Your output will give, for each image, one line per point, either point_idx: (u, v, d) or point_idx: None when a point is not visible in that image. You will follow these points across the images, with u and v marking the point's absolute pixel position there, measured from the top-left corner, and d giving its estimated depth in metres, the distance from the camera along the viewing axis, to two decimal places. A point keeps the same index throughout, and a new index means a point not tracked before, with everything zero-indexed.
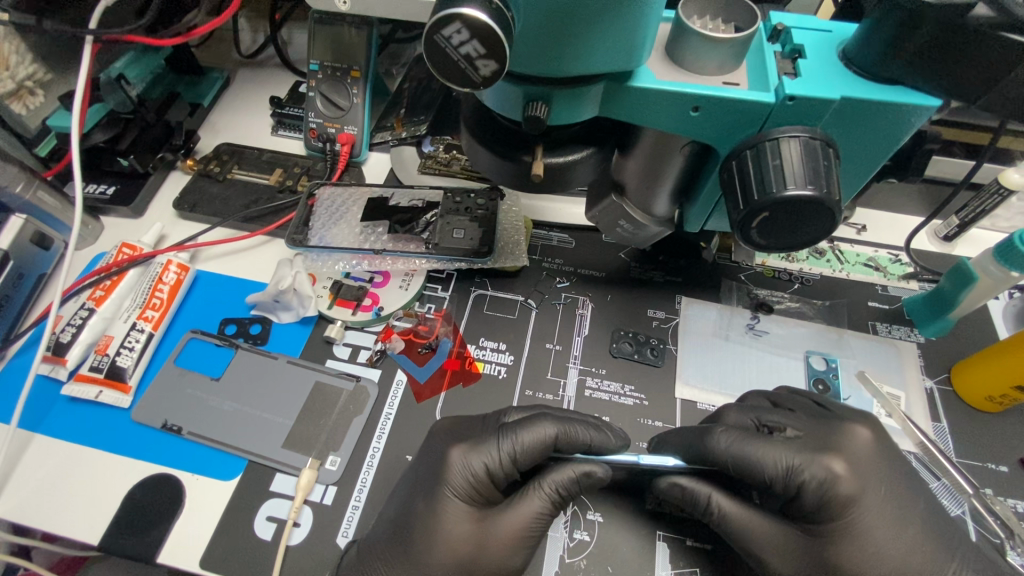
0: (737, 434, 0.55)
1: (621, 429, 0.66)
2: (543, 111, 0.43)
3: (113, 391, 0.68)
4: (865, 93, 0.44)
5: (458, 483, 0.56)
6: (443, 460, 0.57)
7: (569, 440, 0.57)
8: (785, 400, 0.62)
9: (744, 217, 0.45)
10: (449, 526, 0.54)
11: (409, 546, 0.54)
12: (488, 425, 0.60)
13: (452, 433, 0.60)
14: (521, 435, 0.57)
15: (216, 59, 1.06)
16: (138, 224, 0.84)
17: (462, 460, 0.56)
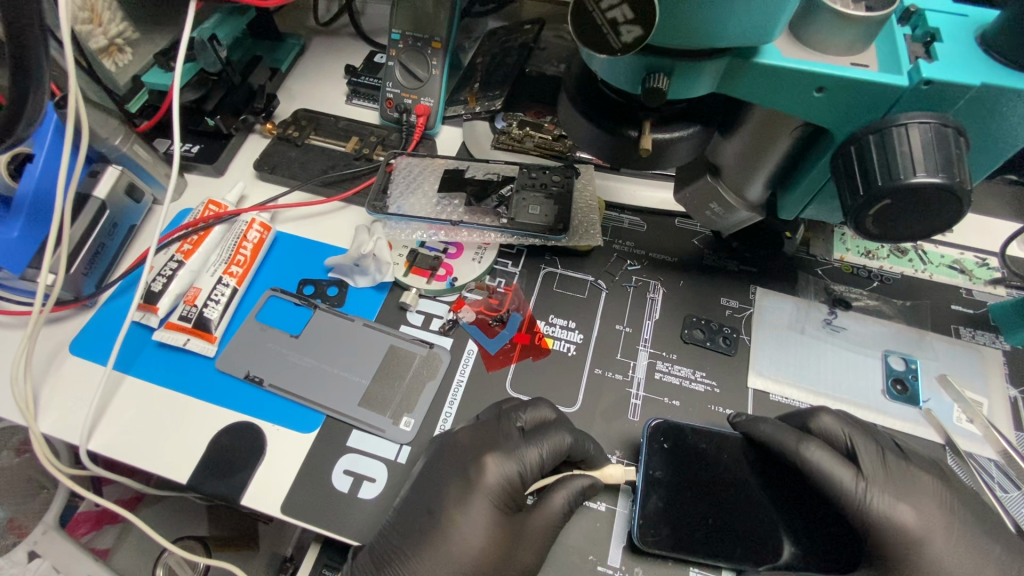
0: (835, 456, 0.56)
1: (702, 429, 0.63)
2: (665, 84, 0.43)
3: (199, 340, 0.71)
4: (1006, 80, 0.42)
5: (494, 485, 0.58)
6: (508, 446, 0.59)
7: (581, 451, 0.61)
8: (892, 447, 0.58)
9: (862, 204, 0.44)
10: (480, 527, 0.56)
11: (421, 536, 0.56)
12: (505, 422, 0.61)
13: (483, 436, 0.60)
14: (525, 418, 0.62)
15: (292, 26, 1.08)
16: (219, 183, 0.87)
17: (497, 468, 0.58)
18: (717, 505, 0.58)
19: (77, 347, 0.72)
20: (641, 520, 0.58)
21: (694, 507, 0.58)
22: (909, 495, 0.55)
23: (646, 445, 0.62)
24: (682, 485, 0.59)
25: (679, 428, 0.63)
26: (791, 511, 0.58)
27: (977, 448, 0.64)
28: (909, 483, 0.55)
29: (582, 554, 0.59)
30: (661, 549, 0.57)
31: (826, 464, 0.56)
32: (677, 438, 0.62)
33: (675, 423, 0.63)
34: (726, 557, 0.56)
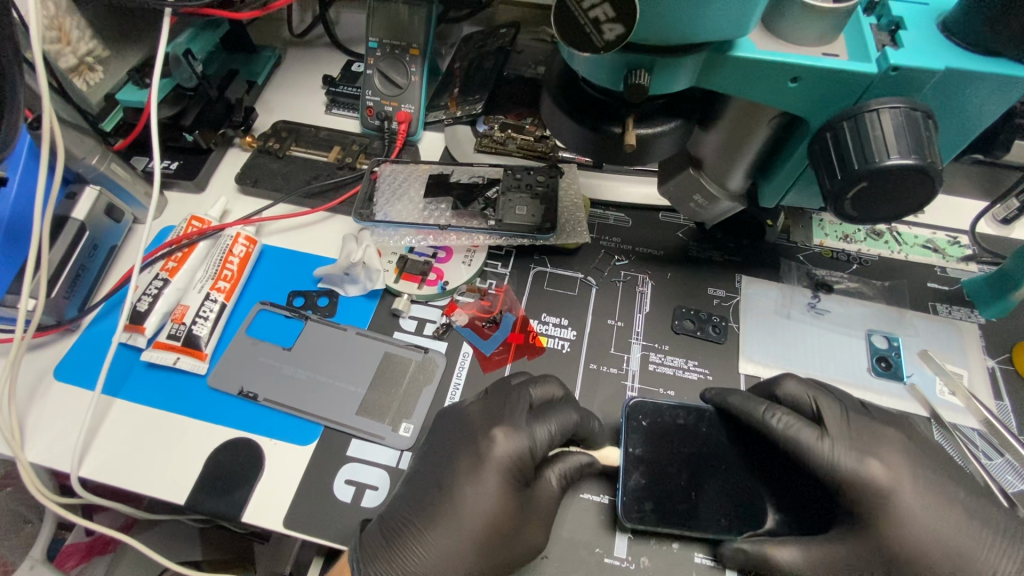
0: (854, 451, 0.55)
1: (678, 403, 0.64)
2: (646, 80, 0.44)
3: (189, 358, 0.70)
4: (968, 64, 0.44)
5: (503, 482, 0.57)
6: (519, 425, 0.59)
7: (586, 429, 0.62)
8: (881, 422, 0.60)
9: (840, 187, 0.46)
10: (482, 501, 0.56)
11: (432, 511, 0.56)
12: (516, 400, 0.61)
13: (489, 414, 0.60)
14: (535, 395, 0.62)
15: (267, 38, 1.07)
16: (201, 199, 0.86)
17: (507, 442, 0.58)
18: (698, 478, 0.60)
19: (62, 372, 0.70)
20: (625, 497, 0.59)
21: (678, 483, 0.59)
22: (878, 452, 0.56)
23: (626, 424, 0.62)
24: (665, 464, 0.60)
25: (656, 407, 0.64)
26: (766, 484, 0.60)
27: (961, 419, 0.66)
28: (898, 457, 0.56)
29: (588, 547, 0.59)
30: (647, 525, 0.57)
31: (789, 428, 0.58)
32: (655, 415, 0.63)
33: (653, 401, 0.64)
34: (711, 527, 0.57)
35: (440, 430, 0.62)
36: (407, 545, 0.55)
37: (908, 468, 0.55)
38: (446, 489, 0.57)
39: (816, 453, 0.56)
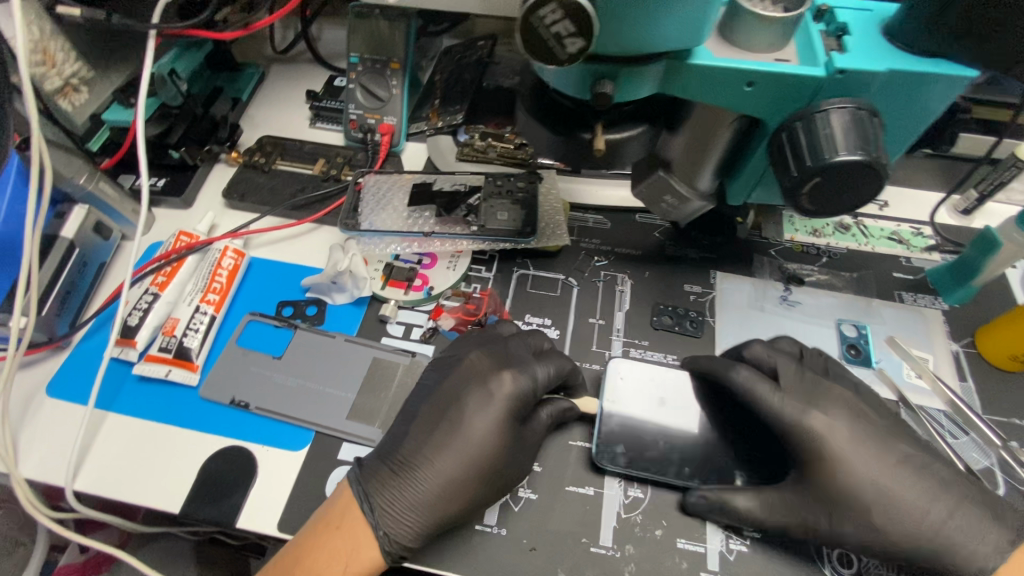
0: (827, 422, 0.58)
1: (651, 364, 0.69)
2: (610, 88, 0.47)
3: (181, 370, 0.71)
4: (908, 66, 0.47)
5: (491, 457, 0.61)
6: (519, 367, 0.64)
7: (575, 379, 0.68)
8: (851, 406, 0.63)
9: (796, 183, 0.49)
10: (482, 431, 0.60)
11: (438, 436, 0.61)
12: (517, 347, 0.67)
13: (494, 358, 0.65)
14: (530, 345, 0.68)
15: (250, 56, 1.09)
16: (189, 214, 0.87)
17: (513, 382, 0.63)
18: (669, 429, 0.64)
19: (54, 389, 0.71)
20: (600, 442, 0.64)
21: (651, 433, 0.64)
22: (821, 405, 0.59)
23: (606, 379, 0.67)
24: (640, 419, 0.65)
25: (632, 366, 0.69)
26: (727, 437, 0.64)
27: (926, 401, 0.69)
28: (860, 430, 0.58)
29: (574, 538, 0.61)
30: (617, 468, 0.63)
31: (751, 382, 0.61)
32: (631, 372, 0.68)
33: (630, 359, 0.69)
34: (676, 474, 0.62)
35: (433, 379, 0.65)
36: (413, 475, 0.59)
37: (853, 429, 0.58)
38: (452, 420, 0.61)
39: (770, 407, 0.60)
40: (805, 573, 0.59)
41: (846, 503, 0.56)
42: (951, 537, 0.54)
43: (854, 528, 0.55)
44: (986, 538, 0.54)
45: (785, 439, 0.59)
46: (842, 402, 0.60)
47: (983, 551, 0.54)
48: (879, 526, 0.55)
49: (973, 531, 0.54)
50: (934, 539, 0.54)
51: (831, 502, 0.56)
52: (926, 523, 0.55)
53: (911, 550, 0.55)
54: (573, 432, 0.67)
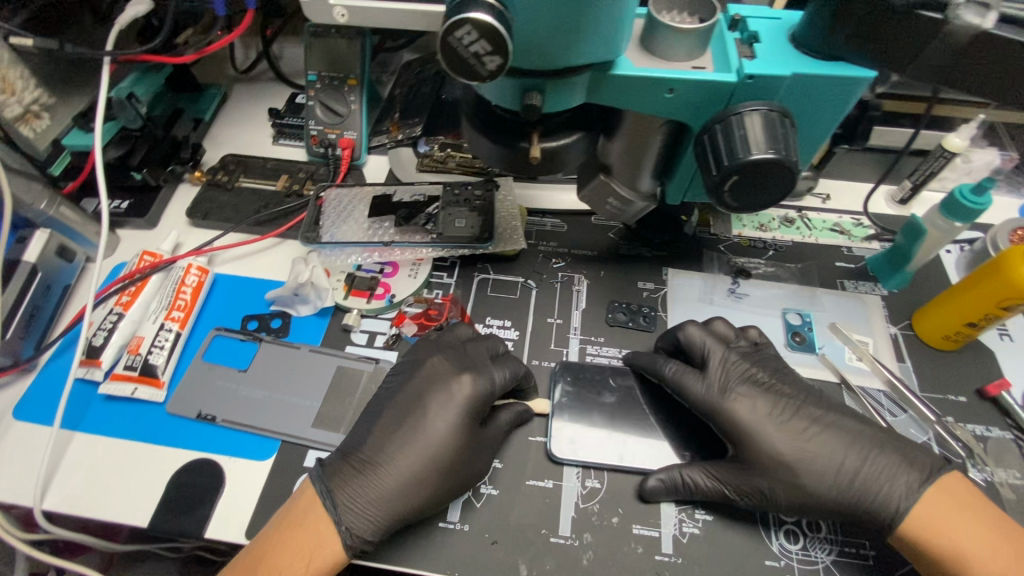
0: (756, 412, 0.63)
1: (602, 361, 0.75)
2: (538, 100, 0.51)
3: (147, 387, 0.72)
4: (812, 68, 0.51)
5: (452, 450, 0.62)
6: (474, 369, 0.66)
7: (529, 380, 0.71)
8: (793, 391, 0.66)
9: (717, 181, 0.52)
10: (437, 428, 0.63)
11: (399, 432, 0.63)
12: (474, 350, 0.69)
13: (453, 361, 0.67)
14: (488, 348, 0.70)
15: (213, 76, 1.11)
16: (153, 234, 0.89)
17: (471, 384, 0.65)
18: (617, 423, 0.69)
19: (21, 412, 0.72)
20: (554, 438, 0.68)
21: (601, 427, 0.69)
22: (741, 390, 0.65)
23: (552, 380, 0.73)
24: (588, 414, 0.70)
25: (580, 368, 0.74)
26: (667, 424, 0.70)
27: (867, 381, 0.72)
28: (783, 407, 0.64)
29: (535, 529, 0.63)
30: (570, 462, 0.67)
31: (678, 375, 0.67)
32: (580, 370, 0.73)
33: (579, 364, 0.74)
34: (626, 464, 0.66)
35: (396, 381, 0.68)
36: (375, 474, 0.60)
37: (771, 404, 0.64)
38: (411, 417, 0.64)
39: (699, 393, 0.65)
40: (754, 551, 0.62)
41: (768, 467, 0.61)
42: (868, 482, 0.59)
43: (784, 492, 0.60)
44: (900, 480, 0.59)
45: (722, 416, 0.64)
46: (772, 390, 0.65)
47: (903, 493, 0.58)
48: (806, 484, 0.60)
49: (887, 475, 0.59)
50: (855, 490, 0.59)
51: (756, 466, 0.61)
52: (843, 473, 0.60)
53: (839, 504, 0.59)
54: (532, 428, 0.70)
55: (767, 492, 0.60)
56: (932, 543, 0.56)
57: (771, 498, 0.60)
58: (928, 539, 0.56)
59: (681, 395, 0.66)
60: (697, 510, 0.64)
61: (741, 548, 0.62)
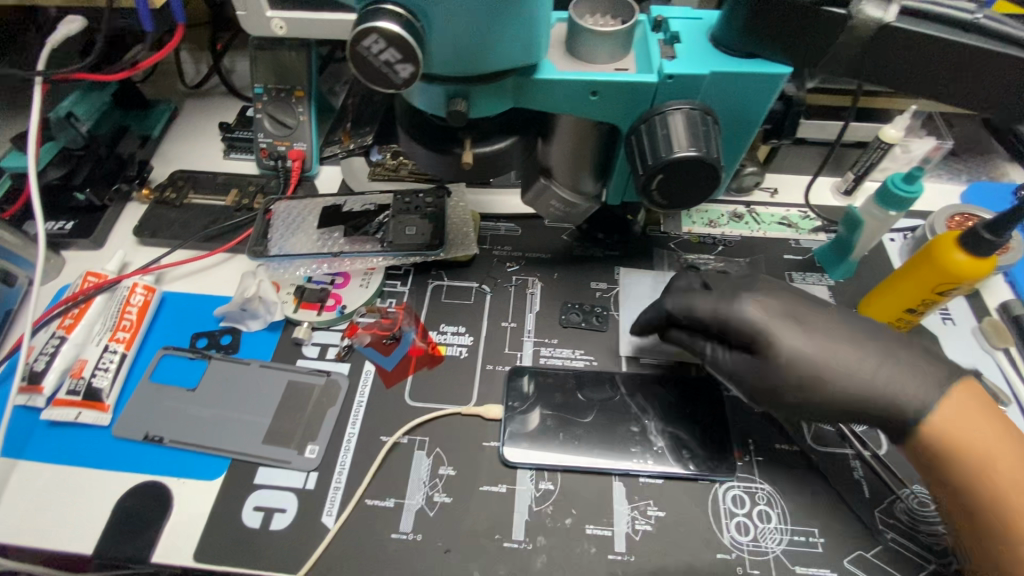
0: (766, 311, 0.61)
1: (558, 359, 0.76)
2: (463, 106, 0.50)
3: (91, 411, 0.71)
4: (729, 67, 0.52)
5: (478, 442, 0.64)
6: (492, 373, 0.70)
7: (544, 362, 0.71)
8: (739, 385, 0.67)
9: (644, 180, 0.53)
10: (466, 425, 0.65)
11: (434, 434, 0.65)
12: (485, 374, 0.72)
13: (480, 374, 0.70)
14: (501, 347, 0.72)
15: (162, 92, 1.09)
16: (99, 254, 0.87)
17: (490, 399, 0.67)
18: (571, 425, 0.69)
19: None
20: (508, 443, 0.68)
21: (555, 430, 0.69)
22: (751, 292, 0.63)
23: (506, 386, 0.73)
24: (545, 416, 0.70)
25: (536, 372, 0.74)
26: (621, 422, 0.70)
27: None
28: (801, 312, 0.61)
29: (488, 535, 0.63)
30: (526, 466, 0.67)
31: (682, 300, 0.67)
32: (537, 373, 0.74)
33: (541, 368, 0.75)
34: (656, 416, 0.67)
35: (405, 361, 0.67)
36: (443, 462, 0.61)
37: (786, 311, 0.61)
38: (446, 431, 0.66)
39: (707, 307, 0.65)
40: (705, 544, 0.62)
41: (784, 374, 0.59)
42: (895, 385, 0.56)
43: (793, 391, 0.59)
44: (920, 381, 0.56)
45: None
46: (779, 299, 0.63)
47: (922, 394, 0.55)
48: (832, 382, 0.58)
49: (906, 377, 0.56)
50: (886, 392, 0.56)
51: (773, 369, 0.60)
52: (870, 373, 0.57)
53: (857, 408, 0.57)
54: (486, 434, 0.70)
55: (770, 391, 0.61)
56: (957, 450, 0.53)
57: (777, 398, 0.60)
58: (952, 450, 0.53)
59: (692, 319, 0.66)
60: (650, 507, 0.65)
61: (692, 542, 0.63)
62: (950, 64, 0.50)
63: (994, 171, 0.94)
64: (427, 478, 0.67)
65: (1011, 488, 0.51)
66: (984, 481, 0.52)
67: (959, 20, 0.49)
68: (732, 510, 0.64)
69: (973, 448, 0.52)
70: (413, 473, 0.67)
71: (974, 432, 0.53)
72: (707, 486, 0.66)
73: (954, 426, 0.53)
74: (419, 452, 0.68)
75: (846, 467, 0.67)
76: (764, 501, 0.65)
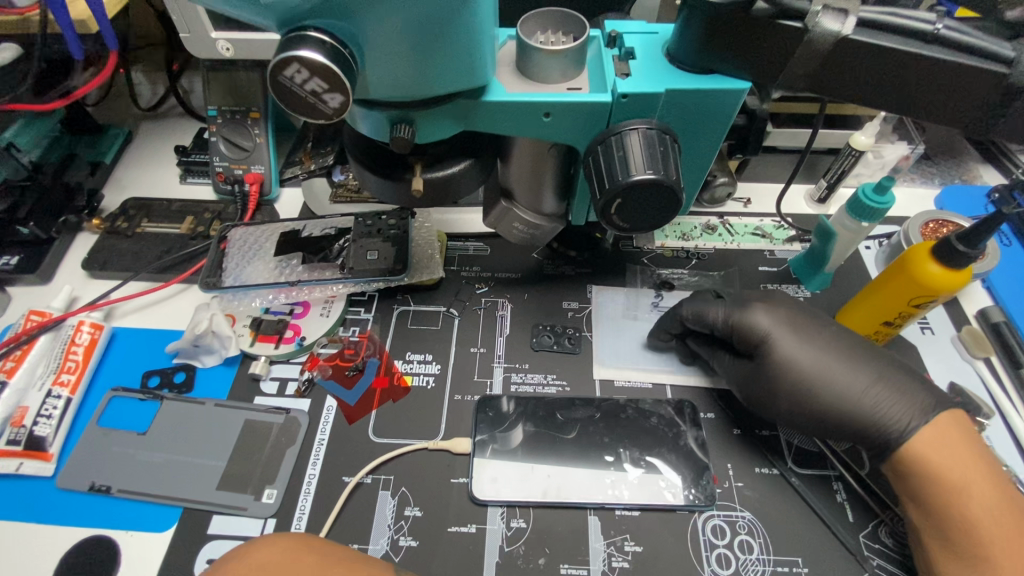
0: (781, 328, 0.65)
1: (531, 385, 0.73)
2: (407, 133, 0.48)
3: (33, 461, 0.67)
4: (685, 84, 0.49)
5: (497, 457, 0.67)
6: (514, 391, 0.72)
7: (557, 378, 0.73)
8: None
9: (602, 205, 0.50)
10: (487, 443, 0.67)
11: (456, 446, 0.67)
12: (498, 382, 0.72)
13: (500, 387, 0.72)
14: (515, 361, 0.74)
15: (116, 115, 1.05)
16: (46, 290, 0.83)
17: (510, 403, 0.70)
18: (544, 456, 0.66)
19: None
20: (478, 480, 0.65)
21: (527, 463, 0.66)
22: (763, 304, 0.67)
23: (475, 417, 0.69)
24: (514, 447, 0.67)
25: (509, 397, 0.71)
26: (596, 450, 0.67)
27: None
28: (803, 322, 0.65)
29: None
30: (497, 502, 0.63)
31: (697, 306, 0.70)
32: (515, 400, 0.71)
33: (527, 392, 0.72)
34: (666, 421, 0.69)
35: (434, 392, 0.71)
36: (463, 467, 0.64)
37: (793, 321, 0.65)
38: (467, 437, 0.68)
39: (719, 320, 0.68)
40: None
41: (782, 379, 0.63)
42: (886, 409, 0.58)
43: (786, 395, 0.63)
44: (909, 404, 0.58)
45: None
46: (787, 305, 0.67)
47: (909, 418, 0.57)
48: (835, 399, 0.61)
49: (895, 399, 0.59)
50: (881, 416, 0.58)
51: (771, 374, 0.63)
52: (868, 394, 0.60)
53: (842, 419, 0.60)
54: (454, 469, 0.66)
55: (764, 395, 0.64)
56: (936, 475, 0.55)
57: (768, 403, 0.64)
58: (930, 472, 0.55)
59: (703, 325, 0.69)
60: (627, 541, 0.62)
61: None
62: (911, 76, 0.48)
63: (966, 174, 0.93)
64: (392, 520, 0.63)
65: (978, 517, 0.53)
66: (965, 533, 0.54)
67: (916, 31, 0.46)
68: (711, 542, 0.62)
69: (951, 475, 0.55)
70: (377, 515, 0.64)
71: (956, 461, 0.55)
72: (686, 517, 0.63)
73: (938, 452, 0.55)
74: (384, 492, 0.65)
75: (828, 489, 0.65)
76: (745, 530, 0.62)
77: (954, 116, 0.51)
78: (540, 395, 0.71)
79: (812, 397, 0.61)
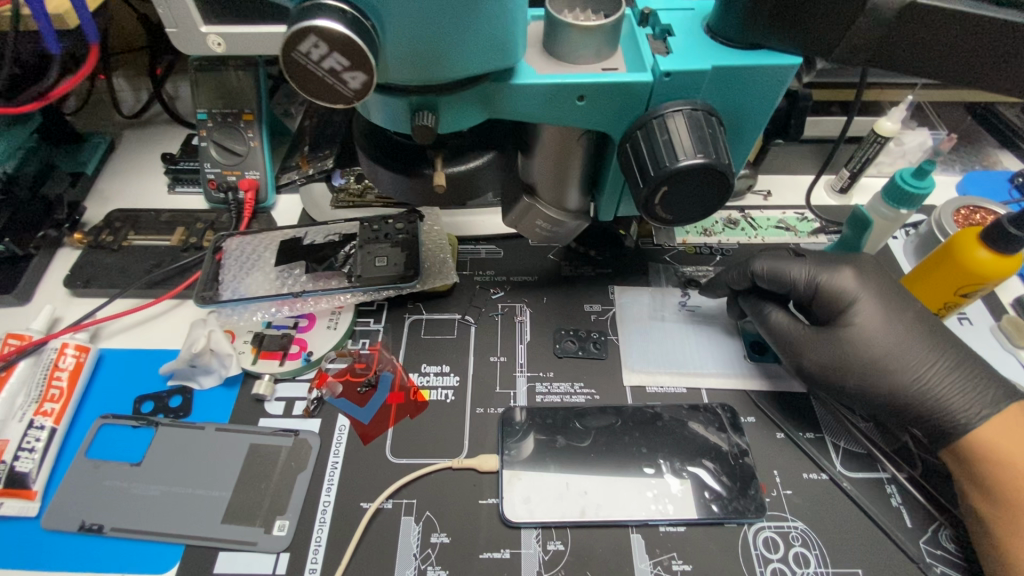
0: (861, 291, 0.61)
1: (557, 395, 0.68)
2: (431, 120, 0.43)
3: (15, 501, 0.60)
4: (733, 60, 0.45)
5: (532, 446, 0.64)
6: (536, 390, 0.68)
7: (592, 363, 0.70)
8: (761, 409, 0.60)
9: (646, 194, 0.46)
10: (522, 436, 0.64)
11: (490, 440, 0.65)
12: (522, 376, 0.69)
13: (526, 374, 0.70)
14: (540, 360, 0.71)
15: (96, 124, 0.98)
16: (25, 312, 0.76)
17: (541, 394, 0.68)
18: (578, 472, 0.61)
19: None
20: (509, 501, 0.59)
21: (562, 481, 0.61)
22: (849, 265, 0.63)
23: (501, 431, 0.64)
24: (543, 460, 0.62)
25: (533, 409, 0.66)
26: (634, 462, 0.62)
27: None
28: (873, 293, 0.61)
29: None
30: (531, 523, 0.58)
31: (774, 265, 0.64)
32: (542, 413, 0.66)
33: (547, 405, 0.67)
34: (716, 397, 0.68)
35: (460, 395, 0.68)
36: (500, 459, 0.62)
37: (877, 286, 0.62)
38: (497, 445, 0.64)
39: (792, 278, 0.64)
40: None
41: (855, 352, 0.60)
42: (953, 395, 0.57)
43: (855, 373, 0.60)
44: (978, 393, 0.57)
45: None
46: (864, 274, 0.62)
47: (979, 408, 0.56)
48: (904, 381, 0.58)
49: (967, 389, 0.57)
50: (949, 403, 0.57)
51: (845, 343, 0.60)
52: (936, 379, 0.58)
53: (915, 403, 0.58)
54: (482, 489, 0.61)
55: (831, 369, 0.61)
56: (1010, 467, 0.54)
57: (834, 380, 0.61)
58: (1001, 460, 0.54)
59: (779, 285, 0.64)
60: (675, 560, 0.57)
61: None
62: (950, 34, 0.49)
63: (986, 159, 0.90)
64: (418, 549, 0.58)
65: None
66: None
67: None
68: (764, 556, 0.57)
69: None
70: (400, 544, 0.58)
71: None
72: (735, 530, 0.59)
73: (1005, 441, 0.55)
74: (406, 518, 0.59)
75: (882, 493, 0.61)
76: (799, 542, 0.58)
77: (988, 77, 0.51)
78: (569, 405, 0.67)
79: (881, 375, 0.59)
